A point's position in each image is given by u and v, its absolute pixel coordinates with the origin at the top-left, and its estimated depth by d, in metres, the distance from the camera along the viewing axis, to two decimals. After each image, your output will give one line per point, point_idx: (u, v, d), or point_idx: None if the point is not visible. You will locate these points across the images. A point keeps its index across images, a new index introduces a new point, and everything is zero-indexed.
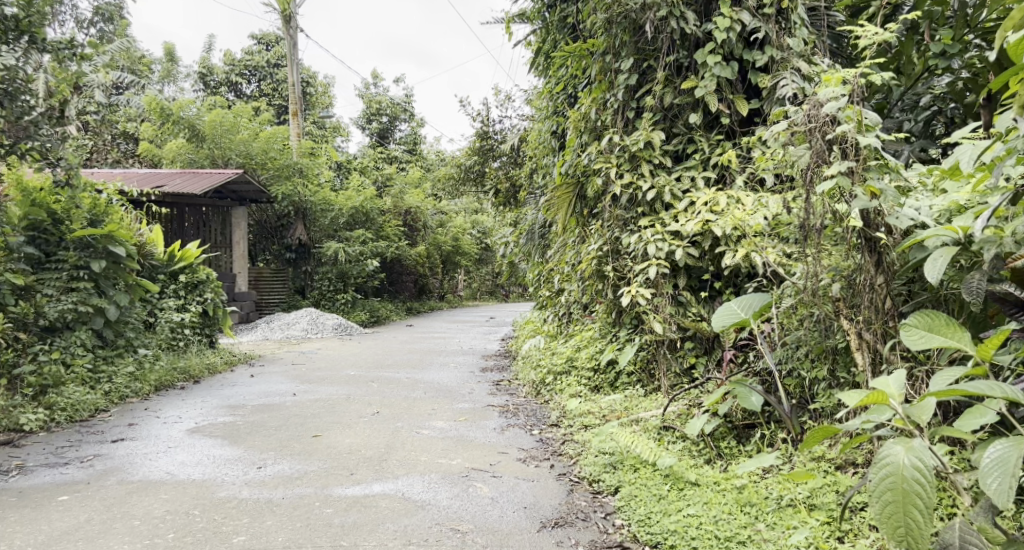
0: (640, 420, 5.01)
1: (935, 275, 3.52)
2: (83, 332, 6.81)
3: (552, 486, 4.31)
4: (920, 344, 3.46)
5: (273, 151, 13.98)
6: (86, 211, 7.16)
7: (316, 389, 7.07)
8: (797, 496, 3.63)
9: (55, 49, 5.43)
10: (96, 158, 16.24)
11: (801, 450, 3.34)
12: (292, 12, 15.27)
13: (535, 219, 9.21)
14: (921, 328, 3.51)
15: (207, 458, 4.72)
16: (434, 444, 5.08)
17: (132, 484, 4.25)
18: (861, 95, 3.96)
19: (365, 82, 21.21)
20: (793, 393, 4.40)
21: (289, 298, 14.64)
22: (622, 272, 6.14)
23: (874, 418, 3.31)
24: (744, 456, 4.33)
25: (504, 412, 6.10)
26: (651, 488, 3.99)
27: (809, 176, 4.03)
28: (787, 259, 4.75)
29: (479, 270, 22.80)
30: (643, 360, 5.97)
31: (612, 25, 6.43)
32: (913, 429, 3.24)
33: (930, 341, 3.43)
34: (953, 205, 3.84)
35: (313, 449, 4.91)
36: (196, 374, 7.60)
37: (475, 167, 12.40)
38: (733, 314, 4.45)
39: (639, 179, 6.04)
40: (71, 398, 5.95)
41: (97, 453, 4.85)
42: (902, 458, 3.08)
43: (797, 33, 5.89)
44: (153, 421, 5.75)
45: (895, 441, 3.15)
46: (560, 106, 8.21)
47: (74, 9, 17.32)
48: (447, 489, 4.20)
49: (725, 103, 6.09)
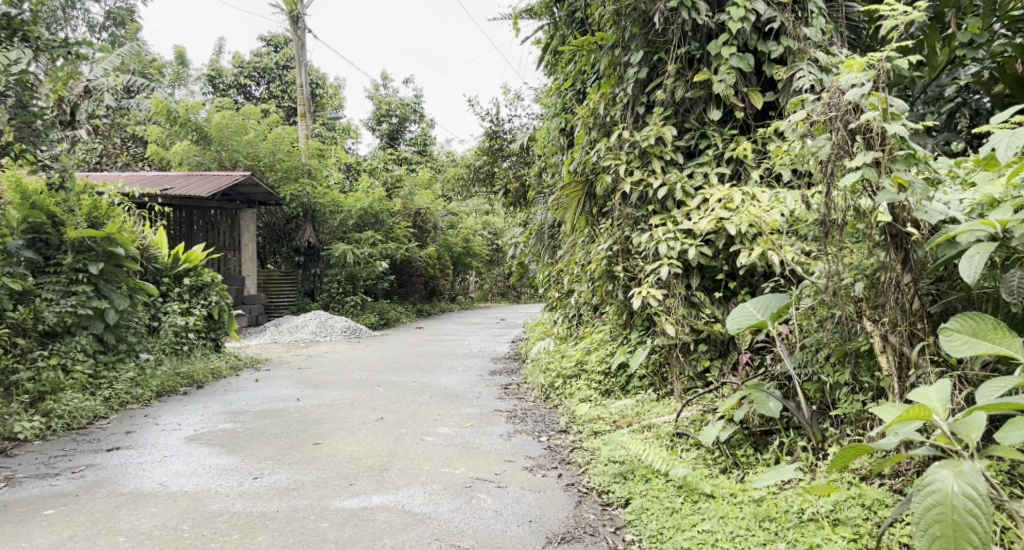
0: (652, 426, 4.81)
1: (971, 273, 3.30)
2: (84, 337, 6.65)
3: (559, 497, 4.11)
4: (964, 351, 3.25)
5: (281, 153, 13.85)
6: (86, 213, 7.05)
7: (321, 394, 6.90)
8: (819, 509, 3.40)
9: (48, 47, 5.24)
10: (104, 162, 16.12)
11: (831, 468, 3.16)
12: (300, 13, 15.14)
13: (544, 218, 9.04)
14: (963, 333, 3.29)
15: (203, 467, 4.54)
16: (438, 452, 4.90)
17: (122, 496, 4.08)
18: (886, 81, 3.72)
19: (373, 83, 21.04)
20: (814, 399, 4.19)
21: (299, 300, 14.35)
22: (633, 273, 5.93)
23: (910, 433, 3.10)
24: (761, 465, 4.13)
25: (511, 418, 5.90)
26: (663, 501, 3.78)
27: (830, 168, 3.79)
28: (805, 257, 4.53)
29: (490, 271, 22.63)
30: (656, 363, 5.75)
31: (622, 17, 6.26)
32: (959, 448, 3.04)
33: (974, 348, 3.23)
34: (986, 198, 3.60)
35: (312, 458, 4.73)
36: (200, 379, 7.40)
37: (484, 167, 12.23)
38: (749, 316, 4.28)
39: (650, 176, 5.85)
40: (69, 405, 5.77)
41: (90, 463, 4.68)
42: (951, 484, 2.87)
43: (814, 22, 5.71)
44: (151, 428, 5.57)
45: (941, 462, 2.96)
46: (569, 103, 8.01)
47: (86, 14, 17.20)
48: (449, 501, 4.00)
49: (739, 96, 5.89)
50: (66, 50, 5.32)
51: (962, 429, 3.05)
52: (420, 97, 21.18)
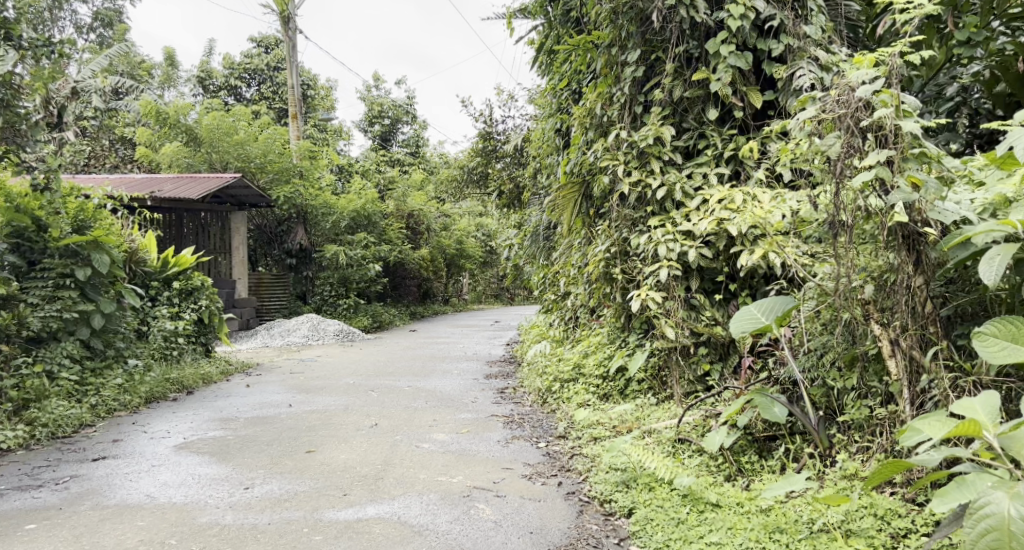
0: (653, 432, 4.69)
1: (991, 277, 3.20)
2: (70, 344, 6.50)
3: (560, 506, 4.00)
4: (1003, 358, 3.13)
5: (272, 155, 13.73)
6: (73, 216, 6.92)
7: (314, 399, 6.76)
8: (830, 520, 3.30)
9: (32, 45, 5.16)
10: (92, 164, 15.93)
11: (869, 485, 3.06)
12: (290, 14, 15.00)
13: (539, 220, 8.94)
14: (1000, 338, 3.18)
15: (192, 478, 4.40)
16: (434, 459, 4.77)
17: (107, 509, 3.94)
18: (897, 77, 3.64)
19: (365, 84, 20.91)
20: (820, 404, 4.09)
21: (291, 303, 14.19)
22: (632, 274, 5.82)
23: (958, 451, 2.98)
24: (767, 473, 4.03)
25: (508, 423, 5.78)
26: (669, 511, 3.67)
27: (839, 167, 3.70)
28: (810, 258, 4.43)
29: (483, 272, 22.50)
30: (654, 367, 5.64)
31: (618, 15, 6.15)
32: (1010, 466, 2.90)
33: (1012, 355, 3.11)
34: (997, 197, 3.50)
35: (305, 467, 4.60)
36: (190, 385, 7.25)
37: (478, 169, 12.11)
38: (754, 320, 4.17)
39: (649, 176, 5.74)
40: (54, 413, 5.61)
41: (75, 474, 4.53)
42: (1009, 508, 2.72)
43: (815, 20, 5.64)
44: (140, 436, 5.43)
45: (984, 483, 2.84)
46: (564, 103, 7.91)
47: (74, 15, 17.01)
48: (446, 511, 3.88)
49: (738, 95, 5.80)
50: (50, 48, 5.26)
51: (1012, 445, 2.91)
52: (412, 98, 21.09)
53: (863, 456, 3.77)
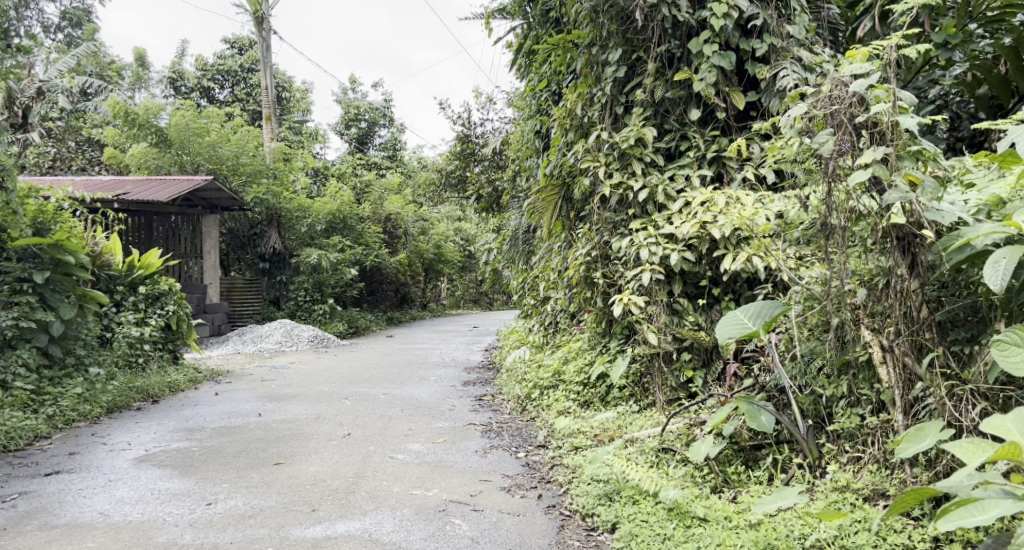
0: (635, 441, 4.51)
1: (998, 281, 3.08)
2: (26, 351, 6.24)
3: (540, 521, 3.82)
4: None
5: (244, 157, 13.47)
6: (32, 219, 6.63)
7: (284, 408, 6.53)
8: (823, 536, 3.17)
9: None
10: (58, 166, 15.52)
11: (888, 513, 2.91)
12: (265, 14, 14.74)
13: (518, 223, 8.79)
14: (1020, 347, 3.05)
15: (151, 493, 4.17)
16: (408, 471, 4.58)
17: (56, 529, 3.71)
18: (893, 72, 3.52)
19: (342, 86, 20.69)
20: (808, 413, 3.96)
21: (264, 309, 13.91)
22: (613, 278, 5.67)
23: (994, 478, 2.82)
24: (754, 484, 3.88)
25: (486, 432, 5.60)
26: (654, 526, 3.50)
27: (831, 166, 3.58)
28: (797, 261, 4.30)
29: (462, 277, 22.35)
30: (636, 373, 5.47)
31: (599, 14, 5.99)
32: None
33: None
34: (992, 198, 3.43)
35: (272, 481, 4.39)
36: (155, 393, 6.98)
37: (456, 172, 11.90)
38: (740, 325, 4.02)
39: (630, 178, 5.58)
40: (7, 424, 5.35)
41: (24, 490, 4.28)
42: None
43: (798, 20, 5.52)
44: (98, 449, 5.18)
45: (1018, 503, 2.68)
46: (543, 104, 7.75)
47: (40, 15, 16.63)
48: (421, 528, 3.69)
49: (721, 96, 5.68)
50: None
51: None
52: (389, 101, 20.90)
53: (854, 467, 3.64)
